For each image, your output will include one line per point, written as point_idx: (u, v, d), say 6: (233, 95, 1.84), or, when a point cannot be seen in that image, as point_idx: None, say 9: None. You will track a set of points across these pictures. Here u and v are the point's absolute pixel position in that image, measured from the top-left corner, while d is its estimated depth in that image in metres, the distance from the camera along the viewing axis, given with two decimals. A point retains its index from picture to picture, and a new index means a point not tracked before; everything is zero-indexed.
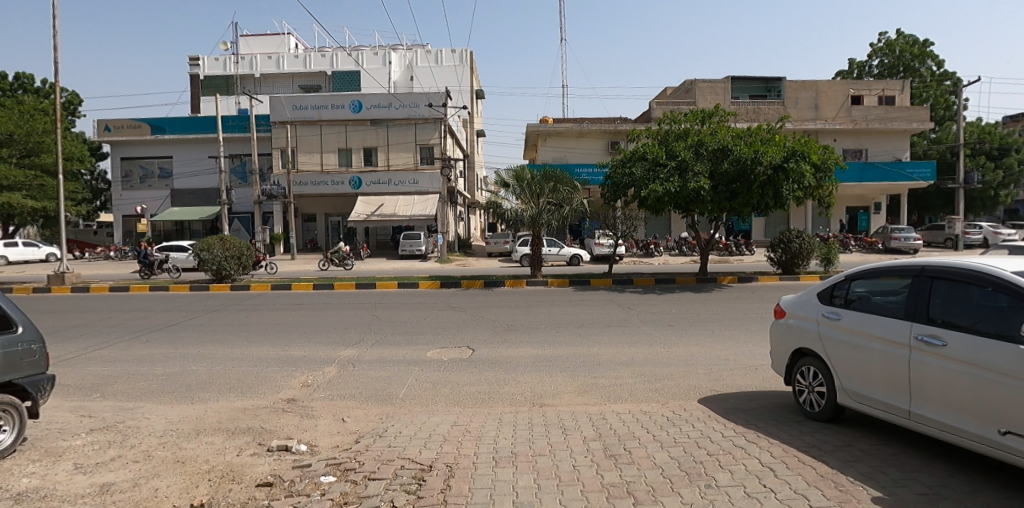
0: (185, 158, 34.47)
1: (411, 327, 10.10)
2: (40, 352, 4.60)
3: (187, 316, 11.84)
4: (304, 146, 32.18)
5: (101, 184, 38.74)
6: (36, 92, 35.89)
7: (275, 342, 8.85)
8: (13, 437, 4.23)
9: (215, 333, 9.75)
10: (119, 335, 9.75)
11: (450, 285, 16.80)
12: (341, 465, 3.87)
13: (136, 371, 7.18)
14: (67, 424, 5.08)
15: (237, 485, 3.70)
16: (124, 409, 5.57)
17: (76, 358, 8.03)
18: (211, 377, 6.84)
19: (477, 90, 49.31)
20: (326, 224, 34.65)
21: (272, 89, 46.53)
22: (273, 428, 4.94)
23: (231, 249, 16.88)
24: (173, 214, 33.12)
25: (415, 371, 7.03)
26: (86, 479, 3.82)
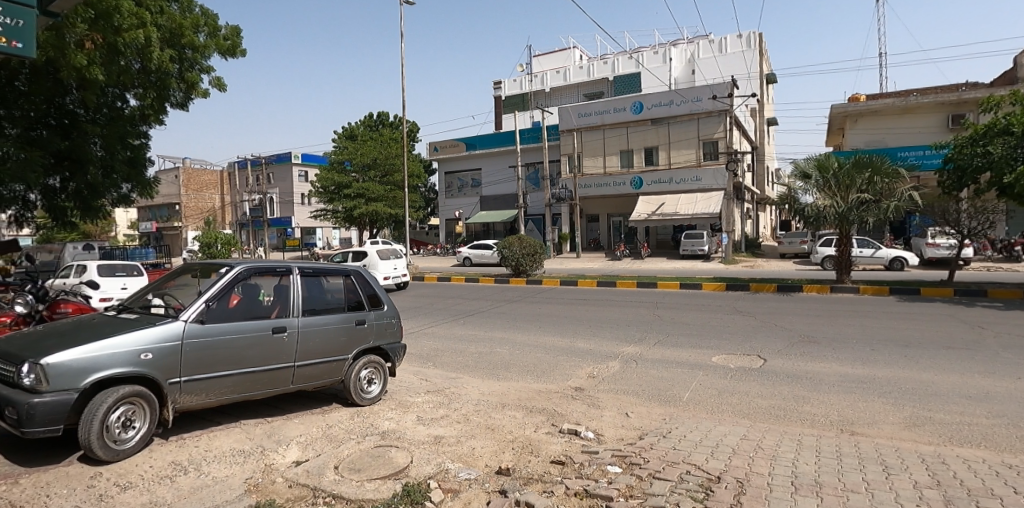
0: (491, 169, 40.14)
1: (694, 329, 9.77)
2: (397, 325, 5.97)
3: (492, 304, 13.78)
4: (589, 151, 34.13)
5: (431, 194, 47.96)
6: (390, 125, 46.55)
7: (564, 332, 9.68)
8: (379, 388, 5.68)
9: (513, 321, 11.13)
10: (445, 317, 11.89)
11: (736, 287, 15.64)
12: (626, 459, 3.98)
13: (458, 347, 8.67)
14: (412, 384, 6.46)
15: (534, 458, 4.14)
16: (449, 378, 6.80)
17: (417, 332, 10.13)
18: (512, 359, 7.81)
19: (767, 74, 44.88)
20: (608, 224, 36.04)
21: (560, 101, 50.53)
22: (564, 411, 5.38)
23: (526, 248, 18.96)
24: (481, 217, 38.92)
25: (698, 375, 6.75)
26: (425, 429, 4.80)
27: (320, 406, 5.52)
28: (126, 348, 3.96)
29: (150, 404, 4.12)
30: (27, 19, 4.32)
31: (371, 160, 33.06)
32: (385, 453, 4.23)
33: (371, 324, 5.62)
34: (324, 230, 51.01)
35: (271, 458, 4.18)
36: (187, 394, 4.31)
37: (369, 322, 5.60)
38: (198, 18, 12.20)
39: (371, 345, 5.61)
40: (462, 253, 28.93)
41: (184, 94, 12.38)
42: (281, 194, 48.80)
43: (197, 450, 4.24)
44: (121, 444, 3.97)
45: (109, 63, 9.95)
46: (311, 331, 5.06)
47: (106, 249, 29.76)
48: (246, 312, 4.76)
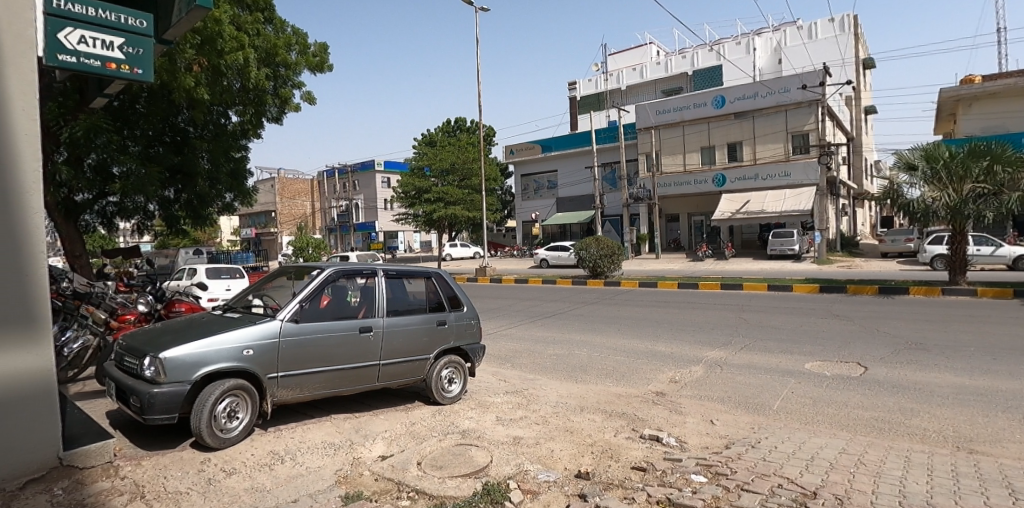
0: (567, 171, 39.99)
1: (785, 334, 9.20)
2: (476, 326, 6.07)
3: (569, 306, 13.71)
4: (667, 148, 33.17)
5: (508, 196, 48.54)
6: (467, 130, 47.61)
7: (644, 335, 9.45)
8: (460, 387, 5.80)
9: (591, 323, 11.00)
10: (522, 318, 11.96)
11: (832, 289, 14.59)
12: (712, 468, 3.81)
13: (536, 349, 8.69)
14: (491, 384, 6.55)
15: (615, 463, 4.06)
16: (527, 379, 6.82)
17: (496, 333, 10.26)
18: (591, 362, 7.71)
19: (864, 60, 41.66)
20: (689, 223, 34.82)
21: (638, 99, 49.29)
22: (645, 416, 5.24)
23: (604, 249, 18.68)
24: (557, 219, 38.88)
25: (789, 383, 6.35)
26: (505, 430, 4.84)
27: (403, 403, 5.72)
28: (232, 344, 4.30)
29: (251, 397, 4.45)
30: (146, 46, 4.80)
31: (449, 165, 33.94)
32: (466, 451, 4.30)
33: (452, 325, 5.76)
34: (406, 233, 52.91)
35: (360, 452, 4.38)
36: (284, 388, 4.61)
37: (449, 323, 5.74)
38: (290, 38, 13.06)
39: (451, 345, 5.74)
40: (538, 254, 29.00)
41: (278, 109, 13.27)
42: (366, 200, 51.16)
43: (294, 441, 4.53)
44: (227, 433, 4.32)
45: (213, 84, 10.83)
46: (395, 330, 5.26)
47: (213, 254, 32.52)
48: (336, 312, 5.01)
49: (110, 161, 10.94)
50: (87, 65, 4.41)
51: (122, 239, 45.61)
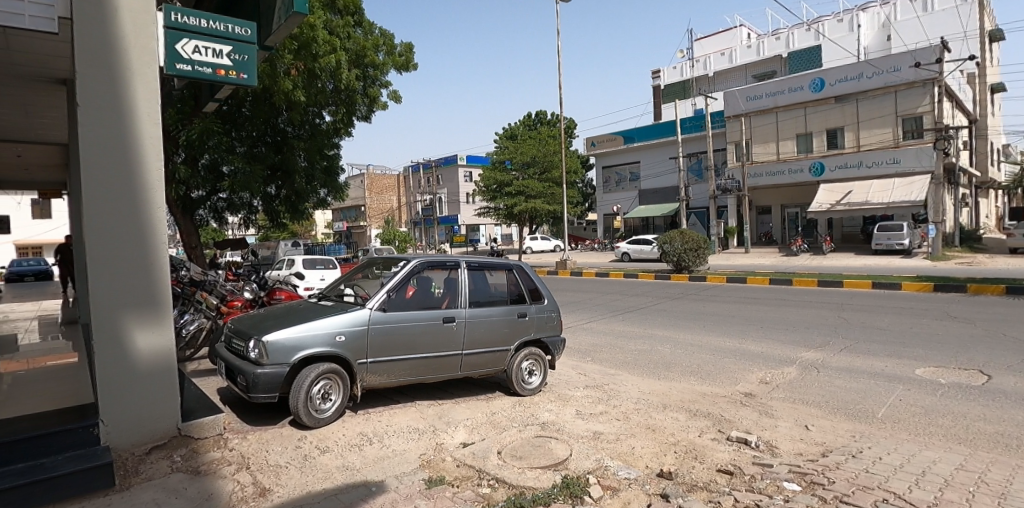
0: (650, 162, 38.89)
1: (892, 336, 8.44)
2: (556, 319, 6.06)
3: (652, 301, 13.36)
4: (759, 137, 31.37)
5: (589, 189, 48.06)
6: (548, 123, 47.58)
7: (733, 333, 9.02)
8: (540, 379, 5.81)
9: (675, 319, 10.65)
10: (603, 313, 11.80)
11: (949, 288, 13.20)
12: (806, 477, 3.57)
13: (617, 344, 8.54)
14: (571, 378, 6.52)
15: (699, 465, 3.91)
16: (608, 374, 6.72)
17: (576, 327, 10.19)
18: (675, 359, 7.46)
19: (991, 31, 37.19)
20: (782, 216, 32.78)
21: (726, 85, 46.75)
22: (732, 418, 5.00)
23: (690, 242, 18.00)
24: (640, 212, 37.98)
25: (897, 390, 5.82)
26: (585, 424, 4.80)
27: (484, 393, 5.82)
28: (325, 330, 4.57)
29: (343, 380, 4.71)
30: (250, 53, 5.17)
31: (530, 158, 34.08)
32: (545, 444, 4.31)
33: (532, 317, 5.79)
34: (487, 226, 53.84)
35: (442, 438, 4.51)
36: (373, 374, 4.84)
37: (530, 315, 5.77)
38: (378, 39, 13.58)
39: (531, 337, 5.78)
40: (620, 248, 28.47)
41: (367, 108, 13.85)
42: (449, 194, 52.50)
43: (381, 424, 4.74)
44: (322, 413, 4.61)
45: (309, 87, 11.53)
46: (477, 321, 5.35)
47: (310, 246, 34.76)
48: (421, 302, 5.18)
49: (221, 160, 11.92)
50: (200, 72, 4.80)
51: (232, 232, 49.88)
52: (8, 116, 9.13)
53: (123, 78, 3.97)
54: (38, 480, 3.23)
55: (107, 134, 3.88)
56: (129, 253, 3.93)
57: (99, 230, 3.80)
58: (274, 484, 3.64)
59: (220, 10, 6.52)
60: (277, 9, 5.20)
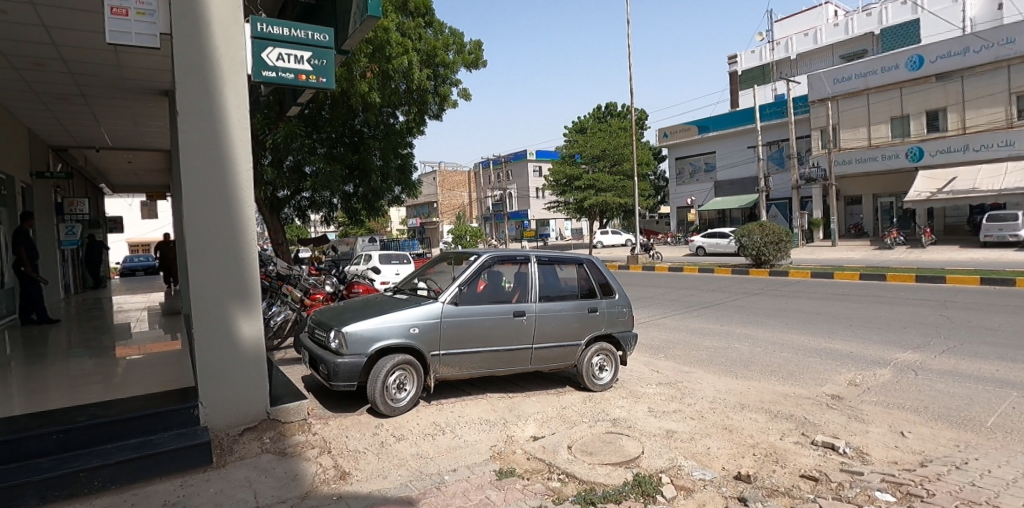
0: (727, 152, 37.25)
1: (1005, 337, 7.62)
2: (628, 314, 5.94)
3: (729, 296, 12.83)
4: (847, 121, 29.27)
5: (661, 181, 46.79)
6: (619, 115, 46.72)
7: (819, 331, 8.48)
8: (611, 375, 5.73)
9: (754, 315, 10.17)
10: (677, 308, 11.47)
11: None
12: (902, 487, 3.32)
13: (691, 340, 8.28)
14: (643, 374, 6.39)
15: (780, 469, 3.73)
16: (682, 371, 6.53)
17: (649, 322, 9.97)
18: (754, 357, 7.13)
19: None
20: (875, 206, 30.45)
21: (810, 67, 44.06)
22: (818, 421, 4.71)
23: (770, 235, 17.10)
24: (716, 204, 36.57)
25: (1011, 396, 5.26)
26: (657, 422, 4.69)
27: (555, 387, 5.83)
28: (400, 322, 4.73)
29: (417, 371, 4.86)
30: (328, 58, 5.44)
31: (600, 151, 33.56)
32: (616, 440, 4.25)
33: (603, 311, 5.72)
34: (557, 221, 53.70)
35: (512, 431, 4.55)
36: (445, 365, 4.96)
37: (601, 310, 5.70)
38: (448, 38, 13.81)
39: (602, 332, 5.71)
40: (694, 242, 27.53)
41: (438, 107, 14.12)
42: (519, 189, 52.76)
43: (453, 415, 4.86)
44: (397, 402, 4.77)
45: (384, 88, 11.95)
46: (547, 315, 5.35)
47: (386, 242, 36.11)
48: (491, 296, 5.26)
49: (304, 161, 12.58)
50: (284, 78, 5.10)
51: (315, 229, 52.81)
52: (122, 126, 10.12)
53: (216, 86, 4.27)
54: (148, 455, 3.57)
55: (203, 139, 4.20)
56: (223, 248, 4.25)
57: (197, 227, 4.13)
58: (354, 468, 3.83)
59: (301, 19, 6.88)
60: (353, 14, 5.43)
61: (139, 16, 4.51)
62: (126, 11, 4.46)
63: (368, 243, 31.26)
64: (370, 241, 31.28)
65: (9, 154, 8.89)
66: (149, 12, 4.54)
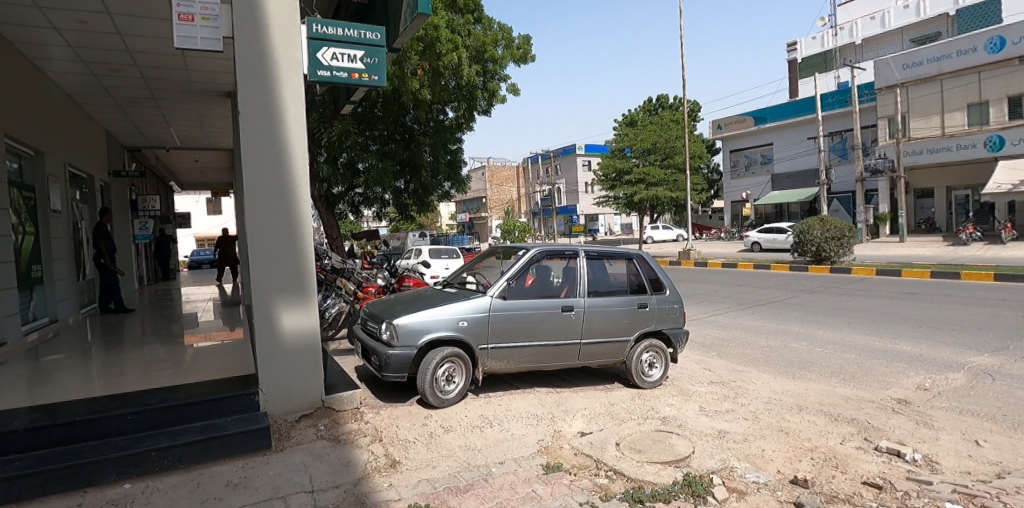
0: (785, 143, 35.76)
1: None
2: (679, 311, 5.82)
3: (786, 294, 12.34)
4: (918, 109, 27.47)
5: (715, 175, 45.45)
6: (670, 107, 45.66)
7: (885, 332, 8.03)
8: (661, 372, 5.62)
9: (813, 314, 9.74)
10: (730, 305, 11.14)
11: None
12: (976, 500, 3.10)
13: (746, 339, 8.02)
14: (694, 372, 6.24)
15: (840, 475, 3.56)
16: (735, 370, 6.33)
17: (700, 320, 9.73)
18: (813, 358, 6.83)
19: None
20: (948, 199, 28.54)
21: (878, 53, 41.54)
22: (882, 426, 4.46)
23: (831, 230, 16.35)
24: (773, 198, 35.21)
25: None
26: (708, 421, 4.58)
27: (603, 383, 5.77)
28: (449, 316, 4.79)
29: (465, 364, 4.92)
30: (380, 56, 5.56)
31: (651, 144, 32.89)
32: (666, 439, 4.16)
33: (653, 308, 5.62)
34: (606, 216, 53.10)
35: (560, 425, 4.54)
36: (493, 359, 5.00)
37: (651, 306, 5.60)
38: (497, 34, 13.83)
39: (652, 328, 5.61)
40: (749, 237, 26.61)
41: (487, 103, 14.23)
42: (568, 184, 52.40)
43: (501, 408, 4.89)
44: (446, 394, 4.85)
45: (434, 85, 12.11)
46: (596, 311, 5.30)
47: (436, 236, 36.74)
48: (539, 291, 5.25)
49: (357, 159, 12.93)
50: (338, 77, 5.24)
51: (368, 225, 54.36)
52: (189, 127, 10.70)
53: (274, 86, 4.44)
54: (213, 437, 3.77)
55: (263, 137, 4.37)
56: (281, 242, 4.42)
57: (257, 221, 4.32)
58: (404, 457, 3.92)
59: (354, 19, 7.05)
60: (403, 12, 5.52)
61: (204, 21, 4.74)
62: (192, 17, 4.70)
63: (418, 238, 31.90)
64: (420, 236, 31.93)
65: (90, 155, 9.57)
66: (213, 17, 4.77)
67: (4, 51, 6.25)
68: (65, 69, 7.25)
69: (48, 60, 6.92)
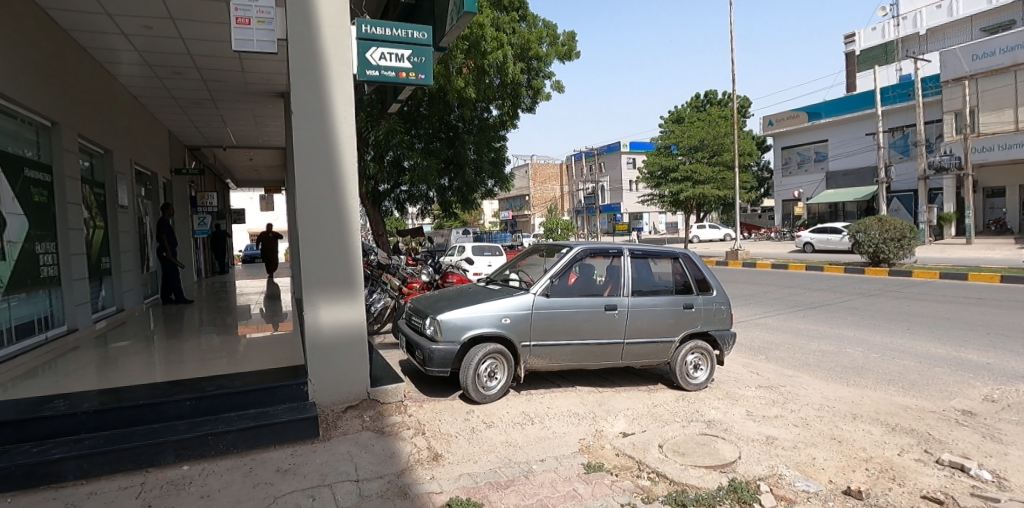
0: (841, 139, 34.23)
1: None
2: (727, 312, 5.67)
3: (840, 297, 11.85)
4: (989, 103, 25.72)
5: (765, 173, 44.00)
6: (718, 103, 44.47)
7: (948, 338, 7.60)
8: (706, 375, 5.49)
9: (870, 318, 9.31)
10: (780, 307, 10.78)
11: None
12: None
13: (796, 342, 7.74)
14: (742, 375, 6.07)
15: (897, 487, 3.40)
16: (785, 375, 6.12)
17: (749, 321, 9.45)
18: (869, 364, 6.53)
19: None
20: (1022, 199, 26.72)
21: (944, 43, 39.10)
22: (945, 438, 4.22)
23: (891, 231, 15.56)
24: (828, 197, 33.86)
25: None
26: (755, 426, 4.45)
27: (646, 384, 5.70)
28: (493, 312, 4.83)
29: (507, 360, 4.95)
30: (426, 55, 5.64)
31: (699, 141, 32.10)
32: (711, 442, 4.07)
33: (700, 308, 5.50)
34: (650, 214, 52.26)
35: (602, 425, 4.50)
36: (536, 357, 5.00)
37: (697, 307, 5.48)
38: (542, 31, 13.79)
39: (698, 329, 5.49)
40: (802, 237, 25.63)
41: (532, 100, 14.26)
42: (612, 181, 51.88)
43: (542, 406, 4.89)
44: (488, 390, 4.89)
45: (479, 83, 12.22)
46: (640, 311, 5.23)
47: (479, 233, 37.06)
48: (583, 289, 5.22)
49: (403, 156, 13.16)
50: (386, 76, 5.34)
51: (414, 222, 55.37)
52: (245, 126, 11.14)
53: (324, 86, 4.56)
54: (265, 424, 3.93)
55: (313, 138, 4.50)
56: (330, 238, 4.55)
57: (307, 217, 4.46)
58: (446, 450, 3.98)
59: (401, 18, 7.16)
60: (450, 11, 5.56)
61: (260, 24, 4.92)
62: (249, 20, 4.89)
63: (462, 235, 32.22)
64: (464, 234, 32.24)
65: (155, 154, 10.10)
66: (268, 20, 4.94)
67: (79, 56, 6.67)
68: (133, 72, 7.68)
69: (118, 64, 7.35)
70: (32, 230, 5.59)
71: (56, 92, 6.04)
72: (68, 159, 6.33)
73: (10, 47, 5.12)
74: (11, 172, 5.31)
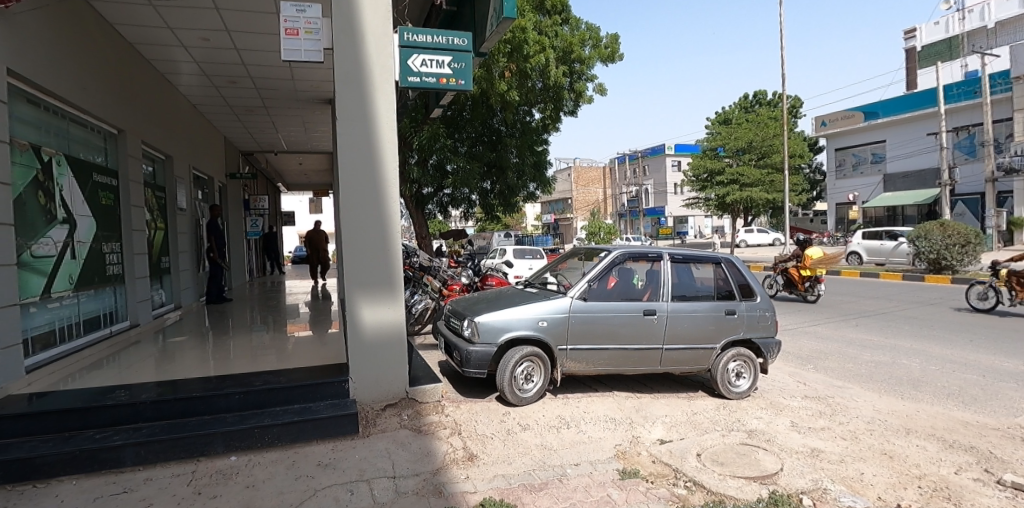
0: (900, 140, 32.58)
1: None
2: (771, 319, 5.51)
3: (896, 305, 11.27)
4: None
5: (818, 175, 42.31)
6: (768, 104, 43.14)
7: (1015, 352, 7.11)
8: (749, 383, 5.34)
9: (929, 328, 8.82)
10: (831, 316, 10.34)
11: None
12: None
13: (847, 352, 7.42)
14: (788, 385, 5.87)
15: None
16: (835, 386, 5.88)
17: (797, 329, 9.12)
18: (926, 377, 6.19)
19: None
20: None
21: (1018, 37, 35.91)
22: (1007, 457, 3.97)
23: (954, 236, 14.68)
24: (885, 200, 32.40)
25: None
26: (799, 438, 4.29)
27: (686, 391, 5.60)
28: (530, 316, 4.85)
29: (544, 363, 4.96)
30: (466, 61, 5.71)
31: (746, 143, 31.13)
32: (752, 453, 3.95)
33: (742, 315, 5.36)
34: (696, 218, 51.27)
35: (638, 432, 4.45)
36: (573, 360, 4.99)
37: (740, 313, 5.34)
38: (584, 34, 13.73)
39: (740, 337, 5.34)
40: (857, 243, 24.50)
41: (574, 103, 14.22)
42: (656, 185, 50.98)
43: (578, 410, 4.88)
44: (524, 393, 4.91)
45: (520, 86, 12.29)
46: (680, 316, 5.14)
47: (520, 237, 37.11)
48: (622, 293, 5.18)
49: (445, 160, 13.32)
50: (426, 82, 5.45)
51: (457, 224, 56.17)
52: (294, 132, 11.57)
53: (369, 94, 4.70)
54: (307, 419, 4.07)
55: (358, 145, 4.65)
56: (373, 241, 4.68)
57: (352, 221, 4.60)
58: (481, 451, 4.03)
59: (444, 25, 7.28)
60: (490, 16, 5.61)
61: (307, 35, 5.12)
62: (297, 31, 5.09)
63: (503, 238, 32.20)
64: (504, 236, 32.16)
65: (211, 159, 10.62)
66: (315, 30, 5.13)
67: (143, 67, 7.09)
68: (192, 82, 8.09)
69: (178, 75, 7.78)
70: (99, 231, 5.97)
71: (122, 103, 6.44)
72: (132, 163, 6.73)
73: (80, 61, 5.49)
74: (82, 177, 5.70)
